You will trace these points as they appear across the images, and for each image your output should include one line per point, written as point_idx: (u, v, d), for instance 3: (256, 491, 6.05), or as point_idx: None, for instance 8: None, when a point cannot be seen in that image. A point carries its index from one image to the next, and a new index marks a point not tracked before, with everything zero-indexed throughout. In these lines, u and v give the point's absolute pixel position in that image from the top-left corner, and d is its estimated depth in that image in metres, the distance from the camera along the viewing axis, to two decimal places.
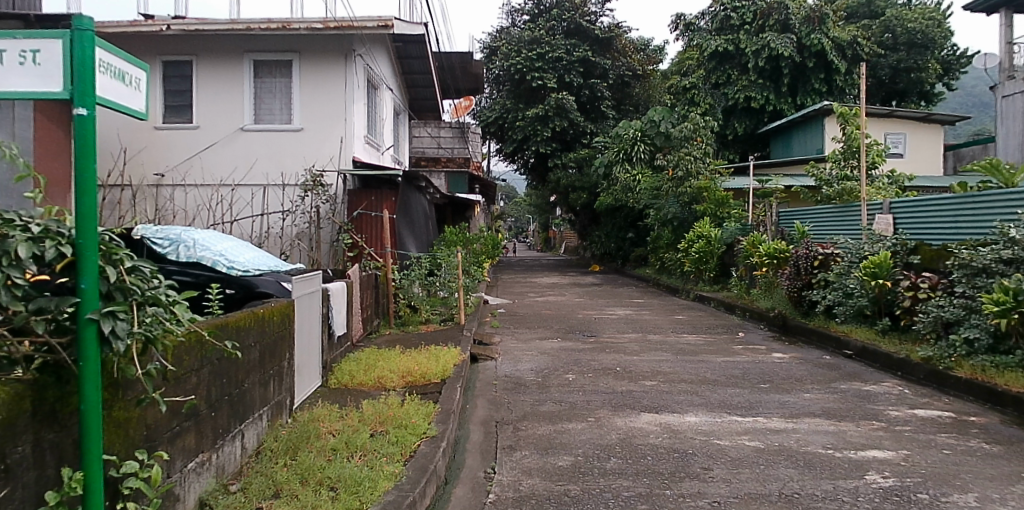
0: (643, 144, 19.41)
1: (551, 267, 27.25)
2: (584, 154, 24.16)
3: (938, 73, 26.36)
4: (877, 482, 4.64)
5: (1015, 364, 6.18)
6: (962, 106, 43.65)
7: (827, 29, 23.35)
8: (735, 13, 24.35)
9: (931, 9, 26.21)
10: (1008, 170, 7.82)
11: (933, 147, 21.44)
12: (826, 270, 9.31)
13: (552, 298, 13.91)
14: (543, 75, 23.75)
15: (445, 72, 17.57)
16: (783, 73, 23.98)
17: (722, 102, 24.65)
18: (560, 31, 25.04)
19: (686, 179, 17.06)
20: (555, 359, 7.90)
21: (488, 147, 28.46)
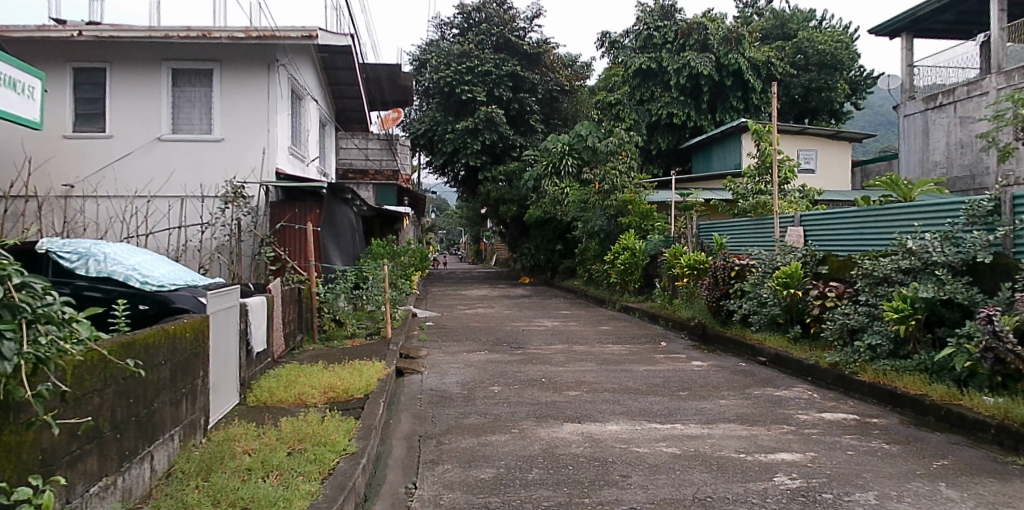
0: (570, 158, 19.63)
1: (482, 279, 27.30)
2: (514, 167, 24.43)
3: (846, 93, 27.73)
4: (785, 484, 4.82)
5: (913, 368, 6.63)
6: (870, 125, 46.43)
7: (743, 50, 24.64)
8: (658, 32, 25.22)
9: (840, 32, 27.63)
10: (907, 186, 8.29)
11: (842, 163, 22.55)
12: (742, 280, 9.64)
13: (481, 310, 13.92)
14: (472, 88, 23.88)
15: (372, 84, 17.43)
16: (703, 91, 25.01)
17: (646, 118, 25.44)
18: (489, 45, 25.18)
19: (611, 193, 17.45)
20: (481, 371, 7.90)
21: (418, 159, 28.41)
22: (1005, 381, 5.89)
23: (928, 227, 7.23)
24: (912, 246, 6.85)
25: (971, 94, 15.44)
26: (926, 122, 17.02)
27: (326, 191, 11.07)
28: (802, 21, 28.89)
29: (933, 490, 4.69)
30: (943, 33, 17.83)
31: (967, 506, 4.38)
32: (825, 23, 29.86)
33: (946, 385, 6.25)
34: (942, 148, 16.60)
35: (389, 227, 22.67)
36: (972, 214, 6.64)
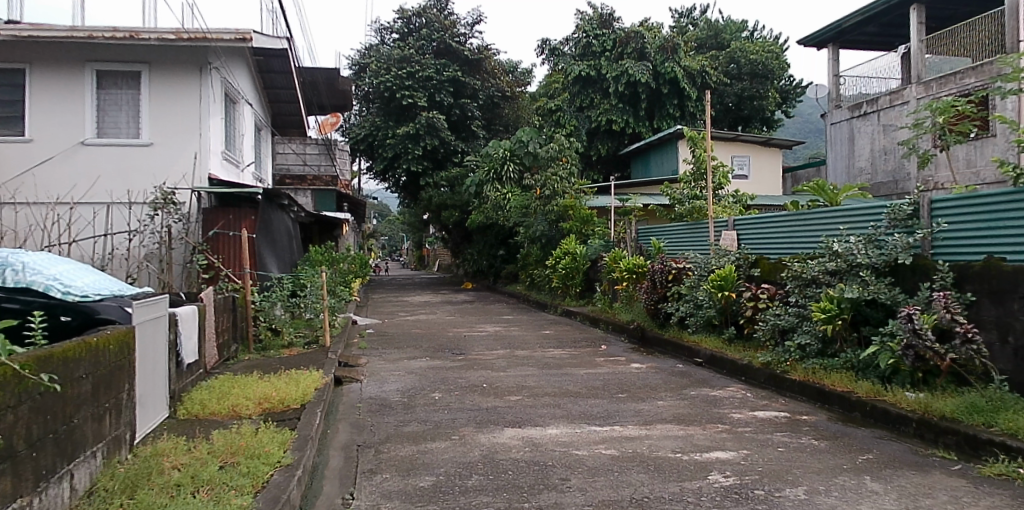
0: (512, 163, 19.76)
1: (425, 285, 27.12)
2: (455, 173, 24.41)
3: (777, 101, 28.66)
4: (718, 482, 4.92)
5: (841, 366, 6.89)
6: (800, 133, 48.09)
7: (679, 59, 25.35)
8: (596, 40, 25.89)
9: (770, 43, 28.60)
10: (835, 190, 8.58)
11: (773, 169, 23.32)
12: (678, 283, 9.85)
13: (423, 316, 13.82)
14: (414, 94, 23.73)
15: (309, 88, 17.24)
16: (640, 98, 25.63)
17: (586, 125, 25.97)
18: (430, 51, 25.00)
19: (552, 198, 17.64)
20: (421, 378, 7.82)
21: (359, 165, 28.15)
22: (925, 376, 6.20)
23: (852, 230, 7.55)
24: (839, 248, 7.13)
25: (894, 103, 16.15)
26: (852, 129, 17.75)
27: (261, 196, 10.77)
28: (734, 31, 29.80)
29: (858, 483, 4.87)
30: (868, 44, 18.69)
31: (889, 498, 4.56)
32: (756, 34, 30.86)
33: (872, 381, 6.52)
34: (867, 154, 17.32)
35: (329, 234, 22.25)
36: (894, 217, 6.99)
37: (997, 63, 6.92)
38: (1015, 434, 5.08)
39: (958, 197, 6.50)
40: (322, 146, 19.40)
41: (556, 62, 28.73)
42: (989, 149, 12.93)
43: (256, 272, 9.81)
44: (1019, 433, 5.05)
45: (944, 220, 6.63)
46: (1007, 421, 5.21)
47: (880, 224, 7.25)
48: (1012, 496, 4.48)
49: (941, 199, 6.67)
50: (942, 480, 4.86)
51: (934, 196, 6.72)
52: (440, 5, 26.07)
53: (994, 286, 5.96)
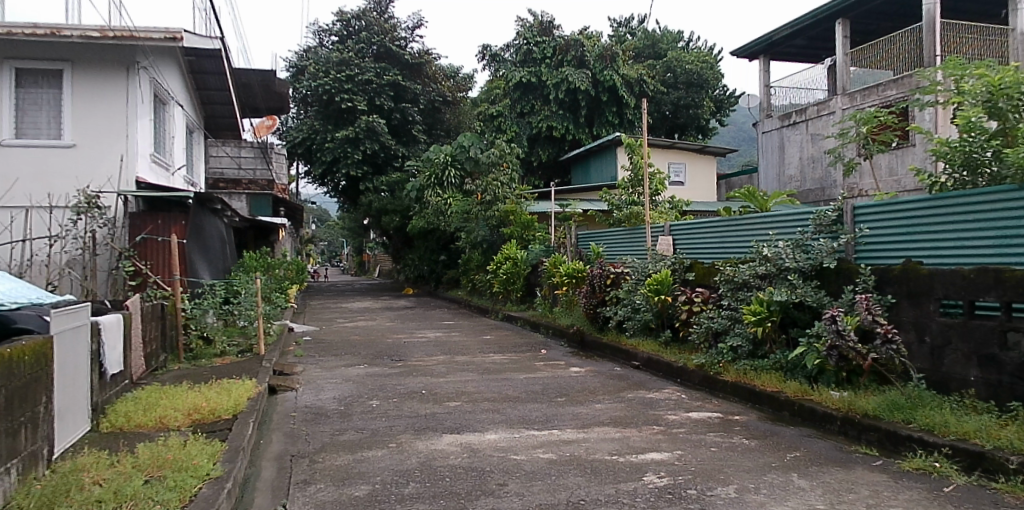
0: (453, 168, 19.64)
1: (367, 292, 26.81)
2: (396, 178, 24.26)
3: (711, 110, 29.45)
4: (653, 482, 5.01)
5: (770, 367, 7.13)
6: (734, 141, 49.58)
7: (617, 67, 25.82)
8: (537, 47, 26.29)
9: (705, 53, 29.34)
10: (764, 197, 8.86)
11: (707, 176, 23.98)
12: (617, 287, 10.03)
13: (362, 323, 13.65)
14: (352, 97, 23.57)
15: (243, 89, 16.87)
16: (580, 105, 25.99)
17: (527, 131, 26.26)
18: (369, 54, 24.81)
19: (493, 203, 17.75)
20: (359, 386, 7.73)
21: (296, 169, 27.65)
22: (849, 375, 6.48)
23: (781, 235, 7.83)
24: (768, 253, 7.39)
25: (821, 113, 16.78)
26: (782, 138, 18.40)
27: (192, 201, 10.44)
28: (670, 41, 30.53)
29: (786, 481, 5.03)
30: (797, 56, 19.42)
31: (815, 494, 4.72)
32: (692, 44, 31.62)
33: (799, 381, 6.76)
34: (796, 162, 17.97)
35: (264, 240, 21.59)
36: (819, 223, 7.30)
37: (915, 76, 7.18)
38: (931, 429, 5.37)
39: (879, 205, 6.82)
40: (258, 149, 19.16)
41: (497, 68, 28.92)
42: (909, 158, 13.62)
43: (186, 279, 9.51)
44: (935, 429, 5.34)
45: (865, 226, 6.95)
46: (924, 417, 5.49)
47: (807, 229, 7.54)
48: (928, 489, 4.70)
49: (863, 206, 6.97)
50: (864, 476, 5.06)
51: (857, 203, 7.03)
52: (381, 8, 25.83)
53: (912, 288, 6.28)
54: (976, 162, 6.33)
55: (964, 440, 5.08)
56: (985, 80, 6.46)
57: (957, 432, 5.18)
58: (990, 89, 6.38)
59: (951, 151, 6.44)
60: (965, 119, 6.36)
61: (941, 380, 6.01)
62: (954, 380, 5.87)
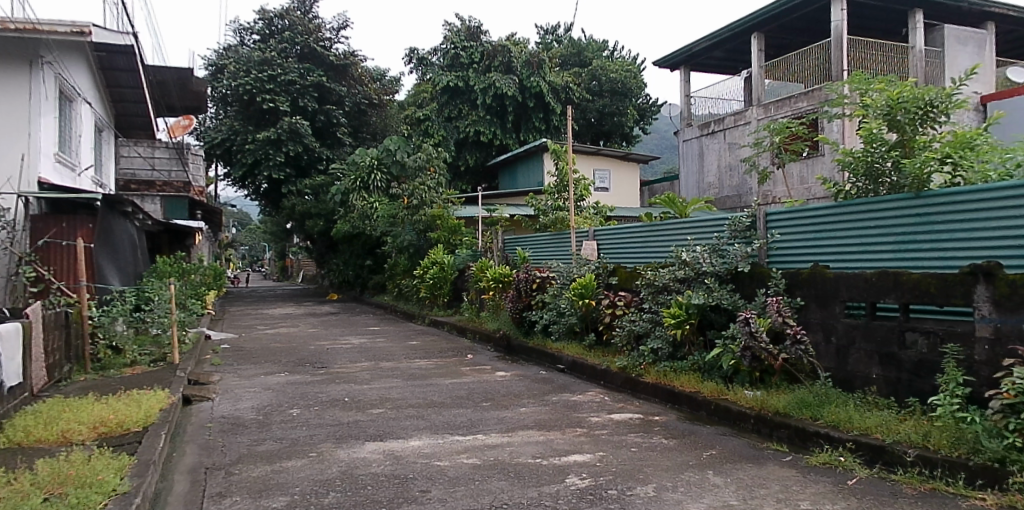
0: (379, 172, 19.34)
1: (291, 297, 26.17)
2: (320, 181, 23.81)
3: (635, 118, 30.16)
4: (575, 484, 5.09)
5: (688, 368, 7.36)
6: (657, 147, 50.97)
7: (544, 73, 26.20)
8: (464, 52, 26.39)
9: (628, 63, 30.01)
10: (683, 203, 9.14)
11: (631, 183, 24.58)
12: (542, 291, 10.19)
13: (283, 329, 13.29)
14: (275, 98, 23.04)
15: (157, 88, 16.30)
16: (507, 111, 26.27)
17: (454, 135, 26.33)
18: (293, 54, 24.22)
19: (420, 208, 17.68)
20: (279, 394, 7.53)
21: (215, 171, 26.75)
22: (762, 375, 6.75)
23: (698, 241, 8.09)
24: (687, 257, 7.64)
25: (737, 123, 17.58)
26: (702, 146, 19.06)
27: (100, 202, 9.94)
28: (595, 50, 31.13)
29: (702, 478, 5.20)
30: (716, 68, 20.16)
31: (728, 490, 4.89)
32: (616, 54, 32.27)
33: (715, 381, 7.00)
34: (715, 170, 18.65)
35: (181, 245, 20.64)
36: (734, 228, 7.59)
37: (823, 89, 7.40)
38: (837, 425, 5.66)
39: (788, 211, 7.16)
40: (173, 150, 18.78)
41: (424, 72, 28.84)
42: (818, 167, 14.34)
43: (94, 285, 9.07)
44: (841, 425, 5.63)
45: (777, 232, 7.28)
46: (830, 414, 5.79)
47: (723, 235, 7.82)
48: (834, 482, 4.96)
49: (775, 212, 7.30)
50: (776, 471, 5.28)
51: (769, 209, 7.35)
52: (305, 7, 25.30)
53: (820, 291, 6.60)
54: (877, 172, 6.68)
55: (867, 435, 5.38)
56: (884, 94, 6.80)
57: (860, 427, 5.49)
58: (889, 103, 6.68)
59: (855, 161, 6.79)
60: (866, 131, 6.70)
61: (846, 379, 6.35)
62: (857, 378, 6.22)
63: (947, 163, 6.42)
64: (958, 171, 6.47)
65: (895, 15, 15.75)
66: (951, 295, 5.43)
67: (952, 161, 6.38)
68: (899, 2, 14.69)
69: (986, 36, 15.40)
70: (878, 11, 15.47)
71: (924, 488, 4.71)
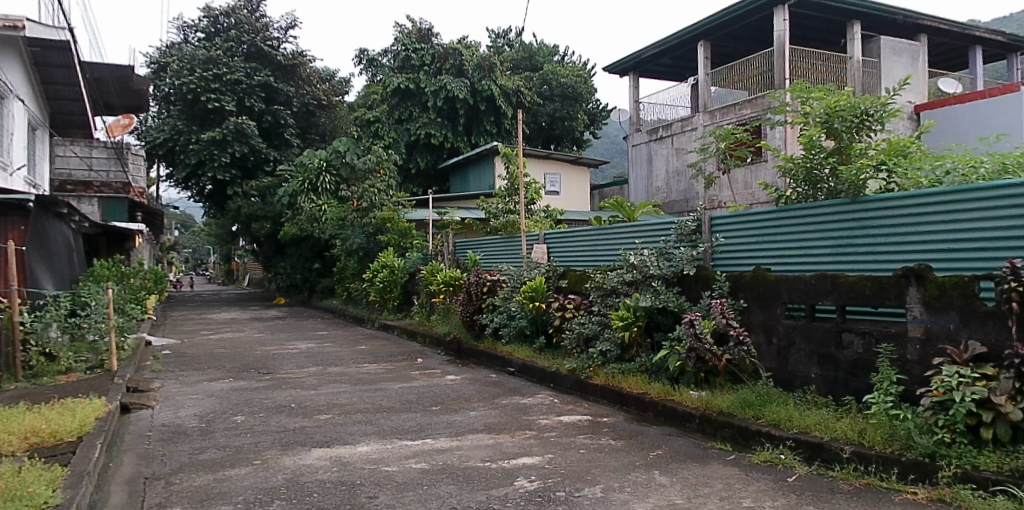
0: (328, 174, 19.13)
1: (237, 301, 25.57)
2: (267, 183, 23.41)
3: (586, 123, 30.46)
4: (524, 487, 5.11)
5: (636, 370, 7.48)
6: (608, 152, 51.50)
7: (495, 77, 26.30)
8: (415, 54, 26.52)
9: (579, 68, 30.33)
10: (630, 207, 9.29)
11: (581, 187, 24.86)
12: (493, 295, 10.24)
13: (227, 334, 12.97)
14: (220, 97, 22.52)
15: (96, 86, 15.79)
16: (458, 113, 26.36)
17: (404, 138, 26.17)
18: (239, 54, 23.77)
19: (370, 210, 17.55)
20: (223, 401, 7.35)
21: (157, 171, 25.97)
22: (706, 376, 6.91)
23: (645, 244, 8.23)
24: (634, 261, 7.76)
25: (684, 129, 17.96)
26: (650, 151, 19.40)
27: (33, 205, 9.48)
28: (547, 55, 31.24)
29: (648, 478, 5.28)
30: (664, 74, 20.57)
31: (673, 489, 4.99)
32: (567, 59, 32.57)
33: (662, 382, 7.13)
34: (663, 175, 19.01)
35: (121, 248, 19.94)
36: (681, 232, 7.75)
37: (766, 96, 7.58)
38: (777, 424, 5.83)
39: (733, 215, 7.34)
40: (111, 150, 18.06)
41: (375, 73, 28.59)
42: (760, 173, 14.76)
43: (25, 290, 8.66)
44: (781, 423, 5.79)
45: (722, 236, 7.46)
46: (771, 413, 5.95)
47: (669, 238, 7.98)
48: (775, 480, 5.10)
49: (720, 217, 7.48)
50: (719, 470, 5.41)
51: (714, 214, 7.52)
52: (252, 5, 24.85)
53: (762, 293, 6.78)
54: (817, 178, 6.87)
55: (806, 433, 5.56)
56: (823, 102, 7.02)
57: (800, 426, 5.66)
58: (827, 111, 6.94)
59: (795, 168, 6.98)
60: (806, 138, 6.88)
61: (786, 378, 6.54)
62: (797, 378, 6.41)
63: (882, 170, 6.59)
64: (892, 178, 6.68)
65: (835, 27, 16.36)
66: (885, 297, 5.65)
67: (887, 168, 6.57)
68: (839, 14, 15.26)
69: (918, 48, 16.17)
70: (820, 22, 16.04)
71: (859, 483, 4.88)
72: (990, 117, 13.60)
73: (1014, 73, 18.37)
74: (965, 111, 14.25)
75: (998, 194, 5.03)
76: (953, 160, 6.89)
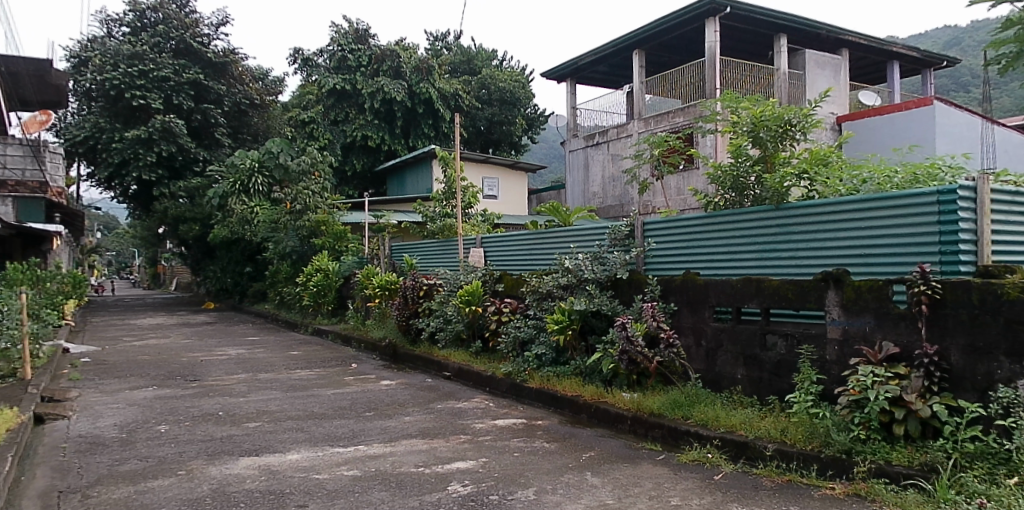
0: (259, 175, 19.01)
1: (161, 306, 24.60)
2: (196, 183, 22.69)
3: (523, 128, 30.65)
4: (457, 491, 5.12)
5: (570, 373, 7.62)
6: (547, 157, 51.74)
7: (433, 80, 26.38)
8: (352, 55, 26.35)
9: (517, 73, 30.52)
10: (566, 212, 9.41)
11: (519, 191, 25.01)
12: (429, 299, 10.25)
13: (152, 341, 12.48)
14: (146, 94, 21.72)
15: (12, 79, 15.04)
16: (395, 116, 26.31)
17: (340, 139, 25.87)
18: (167, 50, 23.08)
19: (304, 213, 17.17)
20: (146, 410, 7.10)
21: (77, 170, 24.80)
22: (638, 378, 7.07)
23: (580, 248, 8.37)
24: (569, 265, 7.91)
25: (620, 135, 18.32)
26: (587, 157, 19.71)
27: None
28: (485, 59, 31.32)
29: (581, 480, 5.37)
30: (602, 81, 20.94)
31: (605, 490, 5.10)
32: (505, 63, 32.73)
33: (596, 385, 7.26)
34: (599, 181, 19.33)
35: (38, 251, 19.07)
36: (614, 237, 7.91)
37: (697, 105, 7.79)
38: (704, 424, 6.01)
39: (664, 221, 7.53)
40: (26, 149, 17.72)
41: (310, 73, 28.10)
42: (691, 180, 15.22)
43: None
44: (708, 423, 5.98)
45: (653, 240, 7.65)
46: (699, 413, 6.13)
47: (604, 243, 8.14)
48: (702, 478, 5.26)
49: (652, 222, 7.66)
50: (649, 469, 5.55)
51: (647, 219, 7.69)
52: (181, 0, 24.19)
53: (691, 297, 6.99)
54: (743, 185, 7.15)
55: (732, 432, 5.75)
56: (749, 112, 7.27)
57: (726, 425, 5.85)
58: (754, 120, 7.18)
59: (723, 175, 7.22)
60: (733, 146, 7.12)
61: (714, 379, 6.75)
62: (723, 379, 6.63)
63: (804, 179, 6.90)
64: (814, 186, 6.98)
65: (763, 39, 17.02)
66: (805, 299, 5.90)
67: (808, 177, 6.86)
68: (767, 27, 15.87)
69: (840, 62, 16.86)
70: (750, 34, 16.63)
71: (781, 480, 5.08)
72: (906, 129, 14.41)
73: (928, 88, 19.45)
74: (883, 123, 15.00)
75: (908, 202, 5.32)
76: (869, 171, 7.24)
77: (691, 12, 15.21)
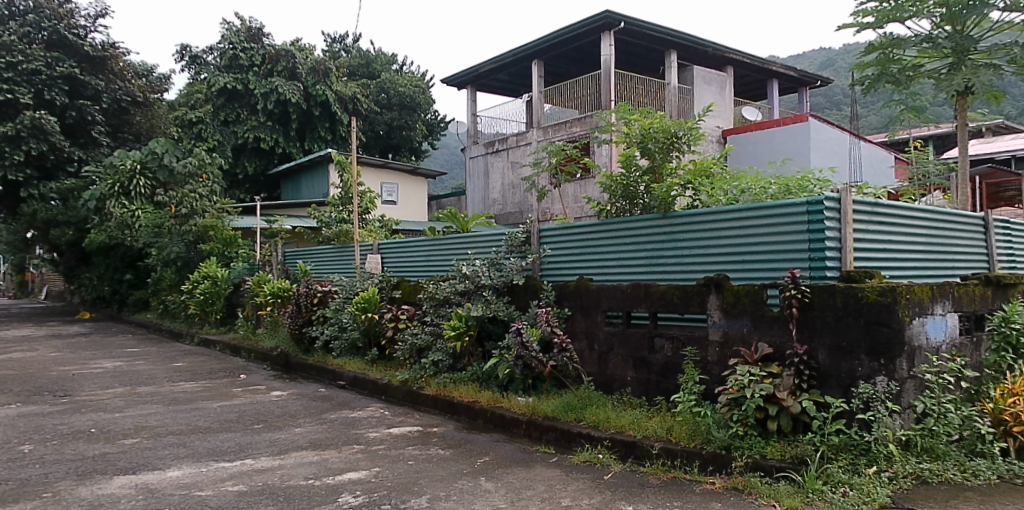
0: (142, 177, 17.85)
1: (31, 317, 22.71)
2: (71, 184, 21.16)
3: (424, 133, 30.53)
4: (348, 502, 5.05)
5: (467, 378, 7.71)
6: (447, 164, 51.74)
7: (330, 82, 26.05)
8: (244, 54, 25.53)
9: (417, 78, 30.42)
10: (462, 218, 9.54)
11: (418, 197, 24.91)
12: (324, 306, 10.11)
13: (16, 355, 11.55)
14: (14, 88, 20.07)
15: None
16: (291, 119, 25.64)
17: (231, 141, 25.10)
18: (37, 41, 21.54)
19: (190, 217, 16.74)
20: (7, 429, 6.58)
21: None
22: (534, 382, 7.25)
23: (477, 255, 8.49)
24: (467, 271, 8.02)
25: (520, 143, 18.57)
26: (487, 164, 19.87)
27: None
28: (384, 63, 31.06)
29: (474, 485, 5.43)
30: (504, 89, 21.22)
31: (498, 494, 5.18)
32: (405, 68, 32.57)
33: (492, 390, 7.37)
34: (499, 187, 19.50)
35: None
36: (512, 242, 8.06)
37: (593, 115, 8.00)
38: (596, 425, 6.22)
39: (560, 228, 7.72)
40: None
41: (198, 71, 26.86)
42: (585, 188, 15.71)
43: None
44: (600, 424, 6.20)
45: (549, 247, 7.84)
46: (590, 414, 6.35)
47: (500, 249, 8.27)
48: (592, 478, 5.43)
49: (547, 229, 7.83)
50: (542, 472, 5.68)
51: (543, 226, 7.85)
52: None
53: (584, 302, 7.22)
54: (633, 194, 7.43)
55: (621, 433, 5.98)
56: (639, 124, 7.57)
57: (616, 426, 6.08)
58: (643, 132, 7.49)
59: (615, 184, 7.48)
60: (624, 156, 7.39)
61: (605, 381, 6.99)
62: (615, 380, 6.87)
63: (688, 188, 7.28)
64: (698, 195, 7.37)
65: (657, 54, 17.76)
66: (689, 304, 6.22)
67: (692, 187, 7.24)
68: (661, 43, 16.60)
69: (726, 77, 17.87)
70: (644, 49, 17.34)
71: (667, 477, 5.32)
72: (782, 144, 15.50)
73: (804, 104, 20.94)
74: (762, 138, 16.03)
75: (780, 211, 5.71)
76: (746, 180, 7.75)
77: (589, 26, 15.61)
